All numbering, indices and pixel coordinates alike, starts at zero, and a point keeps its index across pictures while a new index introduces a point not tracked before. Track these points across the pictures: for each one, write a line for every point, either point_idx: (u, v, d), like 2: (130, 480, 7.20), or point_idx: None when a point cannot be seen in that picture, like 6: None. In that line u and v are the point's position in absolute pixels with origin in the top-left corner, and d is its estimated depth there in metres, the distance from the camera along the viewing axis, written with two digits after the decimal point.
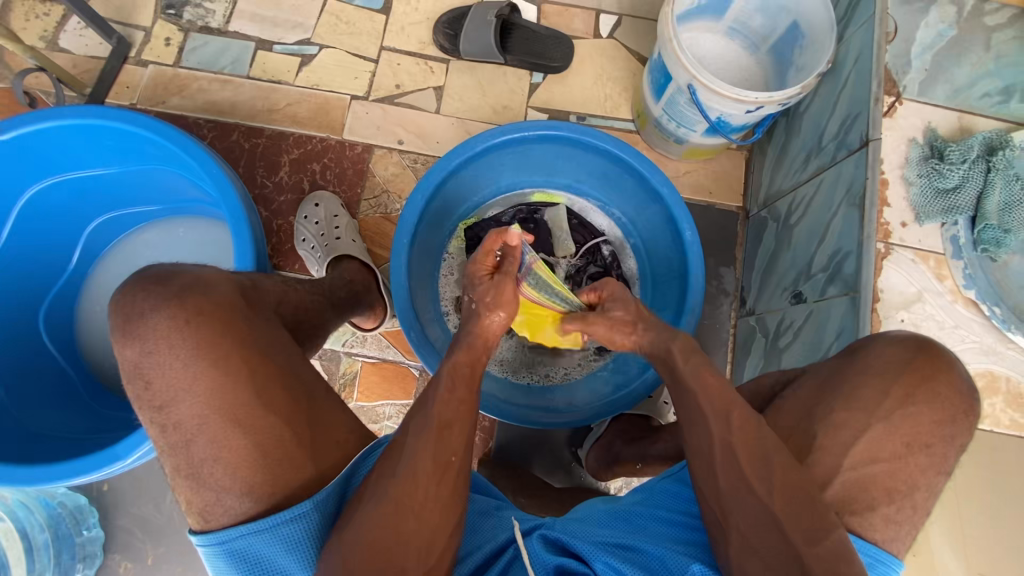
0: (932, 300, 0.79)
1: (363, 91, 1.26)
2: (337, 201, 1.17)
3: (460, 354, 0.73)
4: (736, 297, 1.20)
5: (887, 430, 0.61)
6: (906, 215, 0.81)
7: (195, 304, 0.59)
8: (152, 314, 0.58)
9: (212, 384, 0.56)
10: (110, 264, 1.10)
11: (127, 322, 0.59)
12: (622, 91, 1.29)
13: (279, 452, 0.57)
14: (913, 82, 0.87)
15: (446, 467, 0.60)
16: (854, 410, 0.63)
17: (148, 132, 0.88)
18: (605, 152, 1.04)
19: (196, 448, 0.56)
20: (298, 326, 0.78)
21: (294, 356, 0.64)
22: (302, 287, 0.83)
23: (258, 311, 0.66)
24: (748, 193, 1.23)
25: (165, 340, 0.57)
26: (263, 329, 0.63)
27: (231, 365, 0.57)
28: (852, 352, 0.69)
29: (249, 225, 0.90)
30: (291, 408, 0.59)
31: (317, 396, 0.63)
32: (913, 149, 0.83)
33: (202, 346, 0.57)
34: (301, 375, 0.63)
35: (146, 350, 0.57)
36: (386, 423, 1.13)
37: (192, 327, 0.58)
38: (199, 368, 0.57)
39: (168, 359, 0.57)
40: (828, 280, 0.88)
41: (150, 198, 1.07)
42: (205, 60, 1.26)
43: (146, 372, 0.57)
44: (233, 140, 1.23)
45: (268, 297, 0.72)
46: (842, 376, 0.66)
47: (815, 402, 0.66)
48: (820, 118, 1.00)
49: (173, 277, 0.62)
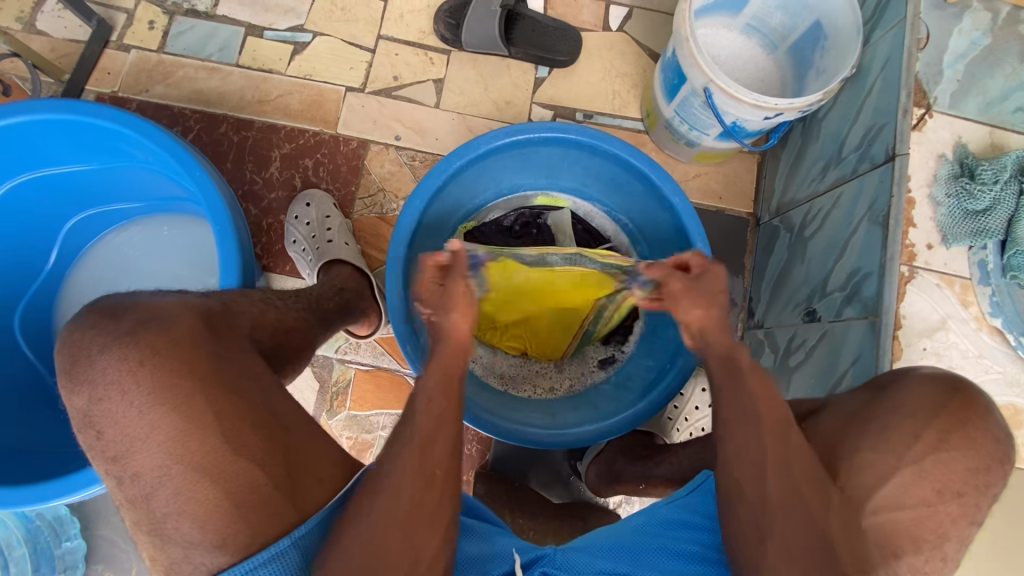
0: (956, 328, 0.75)
1: (359, 83, 1.20)
2: (330, 200, 1.12)
3: (435, 362, 0.65)
4: (743, 307, 1.16)
5: (916, 474, 0.57)
6: (932, 236, 0.77)
7: (148, 341, 0.56)
8: (102, 356, 0.55)
9: (173, 428, 0.53)
10: (88, 267, 1.04)
11: (74, 366, 0.56)
12: (630, 88, 1.23)
13: (253, 498, 0.52)
14: (944, 93, 0.82)
15: (431, 479, 0.55)
16: (881, 451, 0.59)
17: (120, 127, 0.82)
18: (613, 157, 0.99)
19: (156, 502, 0.53)
20: (278, 349, 0.73)
21: (270, 388, 0.60)
22: (281, 303, 0.80)
23: (229, 343, 0.62)
24: (760, 199, 1.18)
25: (117, 386, 0.54)
26: (231, 361, 0.59)
27: (194, 407, 0.54)
28: (888, 381, 0.65)
29: (233, 230, 0.85)
30: (267, 447, 0.55)
31: (297, 430, 0.58)
32: (943, 165, 0.78)
33: (159, 387, 0.54)
34: (276, 409, 0.58)
35: (95, 397, 0.55)
36: (380, 434, 1.09)
37: (146, 370, 0.54)
38: (158, 412, 0.53)
39: (118, 407, 0.54)
40: (844, 300, 0.84)
41: (128, 196, 1.01)
42: (192, 46, 1.19)
43: (96, 421, 0.55)
44: (221, 132, 1.17)
45: (241, 321, 0.68)
46: (868, 412, 0.62)
47: (839, 438, 0.62)
48: (841, 126, 0.95)
49: (124, 313, 0.59)
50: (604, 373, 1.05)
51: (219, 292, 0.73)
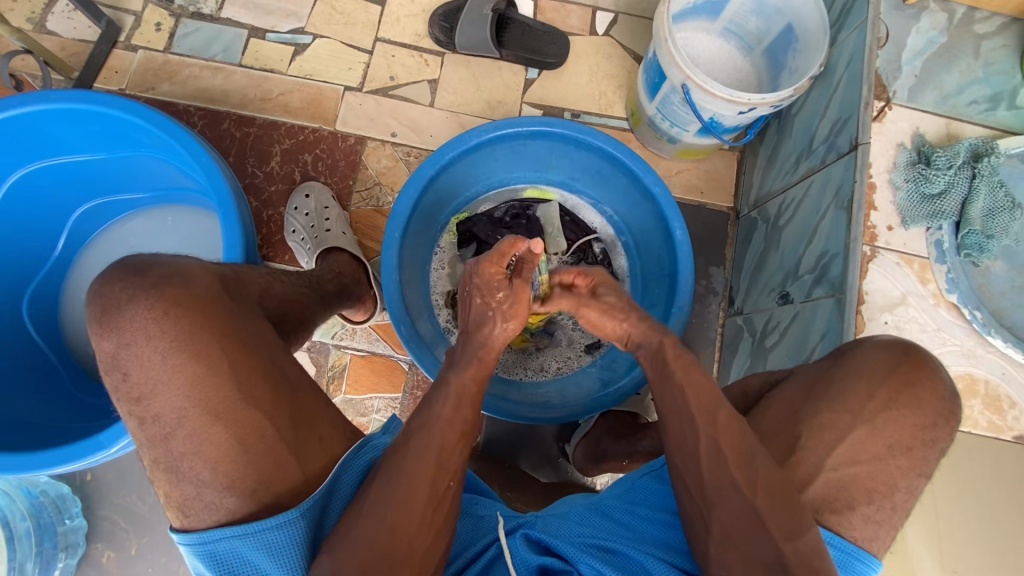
0: (915, 303, 0.80)
1: (356, 82, 1.25)
2: (329, 193, 1.17)
3: (469, 372, 0.74)
4: (724, 296, 1.21)
5: (868, 432, 0.61)
6: (893, 218, 0.82)
7: (172, 295, 0.60)
8: (129, 306, 0.59)
9: (192, 374, 0.57)
10: (94, 253, 1.09)
11: (102, 314, 0.59)
12: (616, 89, 1.29)
13: (260, 446, 0.57)
14: (903, 88, 0.88)
15: (443, 493, 0.61)
16: (837, 411, 0.63)
17: (135, 117, 0.87)
18: (597, 150, 1.04)
19: (174, 442, 0.57)
20: (283, 318, 0.78)
21: (276, 349, 0.65)
22: (286, 279, 0.84)
23: (242, 305, 0.67)
24: (739, 193, 1.24)
25: (143, 332, 0.57)
26: (243, 323, 0.63)
27: (213, 357, 0.58)
28: (845, 350, 0.69)
29: (238, 215, 0.89)
30: (272, 399, 0.60)
31: (301, 389, 0.64)
32: (902, 153, 0.84)
33: (183, 335, 0.58)
34: (284, 369, 0.64)
35: (123, 342, 0.58)
36: (374, 417, 1.13)
37: (171, 319, 0.58)
38: (180, 359, 0.57)
39: (145, 351, 0.57)
40: (814, 282, 0.89)
41: (136, 183, 1.06)
42: (196, 46, 1.25)
43: (123, 364, 0.58)
44: (224, 128, 1.22)
45: (250, 289, 0.73)
46: (829, 377, 0.66)
47: (800, 403, 0.66)
48: (811, 120, 1.01)
49: (150, 269, 0.62)
50: (590, 357, 1.09)
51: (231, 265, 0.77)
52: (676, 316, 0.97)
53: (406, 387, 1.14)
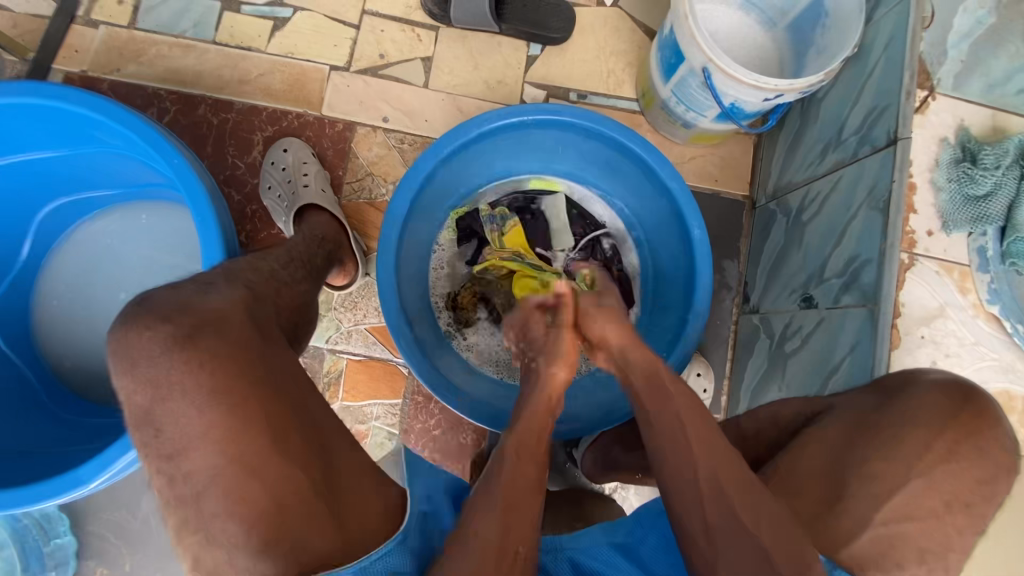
0: (954, 315, 0.74)
1: (343, 61, 1.15)
2: (308, 149, 1.09)
3: (533, 420, 0.69)
4: (738, 291, 1.16)
5: (925, 485, 0.60)
6: (933, 222, 0.75)
7: (207, 347, 0.54)
8: (164, 360, 0.53)
9: (229, 429, 0.52)
10: (65, 257, 1.00)
11: (131, 365, 0.54)
12: (625, 67, 1.19)
13: (296, 498, 0.52)
14: (948, 75, 0.79)
15: (512, 557, 0.54)
16: (894, 461, 0.61)
17: (94, 113, 0.78)
18: (610, 140, 0.96)
19: (206, 503, 0.51)
20: (295, 332, 0.73)
21: (306, 388, 0.61)
22: (294, 285, 0.78)
23: (278, 347, 0.62)
24: (755, 182, 1.17)
25: (178, 385, 0.52)
26: (279, 368, 0.59)
27: (249, 410, 0.53)
28: (898, 385, 0.67)
29: (218, 221, 0.80)
30: (305, 449, 0.55)
31: (325, 428, 0.60)
32: (945, 149, 0.76)
33: (218, 390, 0.53)
34: (322, 428, 0.60)
35: (159, 396, 0.53)
36: (374, 424, 1.08)
37: (206, 373, 0.53)
38: (217, 413, 0.52)
39: (181, 408, 0.52)
40: (842, 288, 0.84)
41: (99, 177, 0.95)
42: (165, 21, 1.13)
43: (158, 420, 0.52)
44: (200, 114, 1.12)
45: (268, 309, 0.67)
46: (884, 416, 0.65)
47: (849, 449, 0.64)
48: (842, 106, 0.93)
49: (185, 311, 0.57)
50: (599, 360, 1.04)
51: (233, 270, 0.71)
52: (693, 320, 0.91)
53: (406, 392, 1.09)
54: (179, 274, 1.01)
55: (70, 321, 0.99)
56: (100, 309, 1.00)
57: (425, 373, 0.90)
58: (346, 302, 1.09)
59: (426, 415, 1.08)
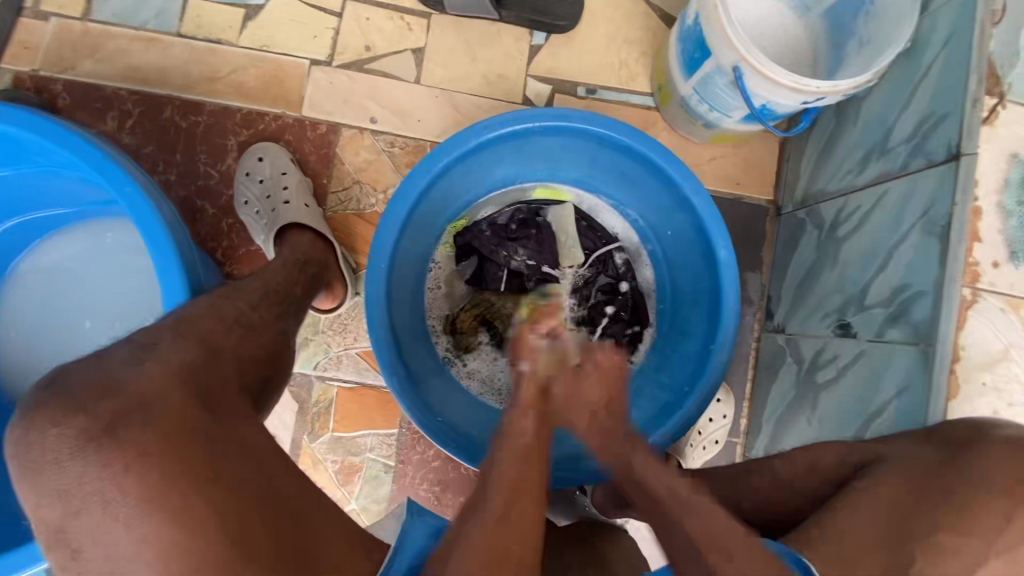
0: (1019, 358, 0.65)
1: (325, 55, 1.02)
2: (286, 155, 0.99)
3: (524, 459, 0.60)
4: (759, 306, 1.07)
5: (1005, 565, 0.51)
6: (1000, 252, 0.65)
7: (132, 438, 0.45)
8: (73, 465, 0.44)
9: (168, 542, 0.43)
10: (17, 286, 0.91)
11: (34, 472, 0.45)
12: (639, 57, 1.06)
13: None
14: (1021, 78, 0.66)
15: None
16: (969, 536, 0.52)
17: (39, 138, 0.72)
18: (626, 148, 0.86)
19: None
20: (260, 385, 0.64)
21: (276, 469, 0.51)
22: (261, 326, 0.68)
23: (228, 418, 0.52)
24: (781, 185, 1.06)
25: (97, 494, 0.44)
26: (238, 446, 0.50)
27: (195, 512, 0.44)
28: (965, 441, 0.59)
29: (178, 257, 0.73)
30: (276, 548, 0.46)
31: (306, 516, 0.50)
32: (1015, 168, 0.65)
33: (150, 495, 0.44)
34: (285, 497, 0.50)
35: (71, 509, 0.44)
36: (368, 456, 1.00)
37: (133, 477, 0.44)
38: (150, 524, 0.43)
39: (104, 520, 0.43)
40: (888, 319, 0.75)
41: (49, 201, 0.87)
42: (122, 11, 1.00)
43: (74, 536, 0.44)
44: (166, 117, 1.00)
45: (228, 368, 0.59)
46: (945, 483, 0.56)
47: (907, 514, 0.55)
48: (888, 110, 0.83)
49: (106, 395, 0.48)
50: None
51: (187, 319, 0.61)
52: (718, 352, 0.83)
53: (403, 421, 1.01)
54: (149, 295, 0.91)
55: (25, 355, 0.90)
56: (64, 338, 0.90)
57: (422, 417, 0.81)
58: (333, 325, 1.00)
59: (424, 446, 1.01)
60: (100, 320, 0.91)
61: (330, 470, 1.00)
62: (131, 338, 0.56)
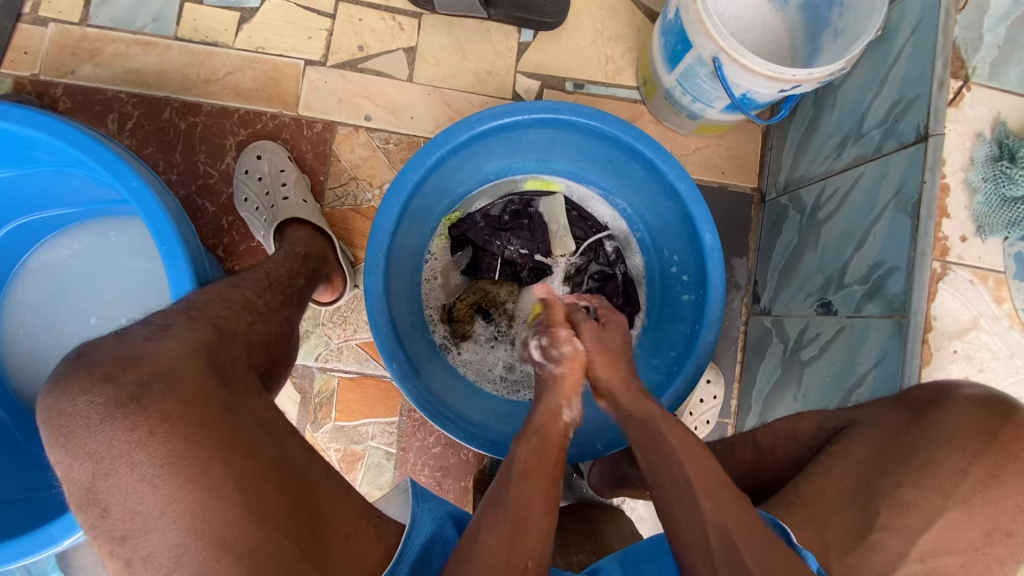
0: (987, 327, 0.69)
1: (319, 55, 1.05)
2: (284, 153, 1.02)
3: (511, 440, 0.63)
4: (747, 291, 1.10)
5: (965, 515, 0.56)
6: (967, 227, 0.69)
7: (156, 407, 0.48)
8: (101, 429, 0.47)
9: (189, 502, 0.46)
10: (26, 281, 0.93)
11: (65, 437, 0.47)
12: (624, 52, 1.10)
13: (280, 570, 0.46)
14: (983, 62, 0.71)
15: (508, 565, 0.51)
16: (931, 488, 0.57)
17: (50, 133, 0.75)
18: (613, 139, 0.89)
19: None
20: (267, 367, 0.67)
21: (286, 444, 0.54)
22: (267, 312, 0.71)
23: (239, 395, 0.55)
24: (765, 172, 1.10)
25: (123, 458, 0.46)
26: (248, 418, 0.53)
27: (213, 477, 0.46)
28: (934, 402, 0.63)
29: (186, 247, 0.76)
30: (286, 512, 0.48)
31: (316, 486, 0.53)
32: (981, 146, 0.70)
33: (174, 457, 0.46)
34: (297, 467, 0.53)
35: (101, 471, 0.46)
36: (370, 444, 1.03)
37: (157, 441, 0.47)
38: (173, 487, 0.46)
39: (129, 482, 0.46)
40: (865, 295, 0.79)
41: (57, 199, 0.90)
42: (120, 16, 1.03)
43: (102, 499, 0.46)
44: (165, 118, 1.03)
45: (237, 350, 0.62)
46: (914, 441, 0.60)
47: (879, 470, 0.60)
48: (862, 96, 0.87)
49: (129, 369, 0.50)
50: None
51: (198, 306, 0.64)
52: (705, 332, 0.86)
53: (403, 410, 1.04)
54: (154, 290, 0.93)
55: (36, 349, 0.92)
56: (72, 333, 0.93)
57: (421, 401, 0.83)
58: (333, 318, 1.03)
59: (424, 433, 1.04)
60: (106, 316, 0.93)
61: (333, 458, 1.03)
62: (147, 319, 0.59)
